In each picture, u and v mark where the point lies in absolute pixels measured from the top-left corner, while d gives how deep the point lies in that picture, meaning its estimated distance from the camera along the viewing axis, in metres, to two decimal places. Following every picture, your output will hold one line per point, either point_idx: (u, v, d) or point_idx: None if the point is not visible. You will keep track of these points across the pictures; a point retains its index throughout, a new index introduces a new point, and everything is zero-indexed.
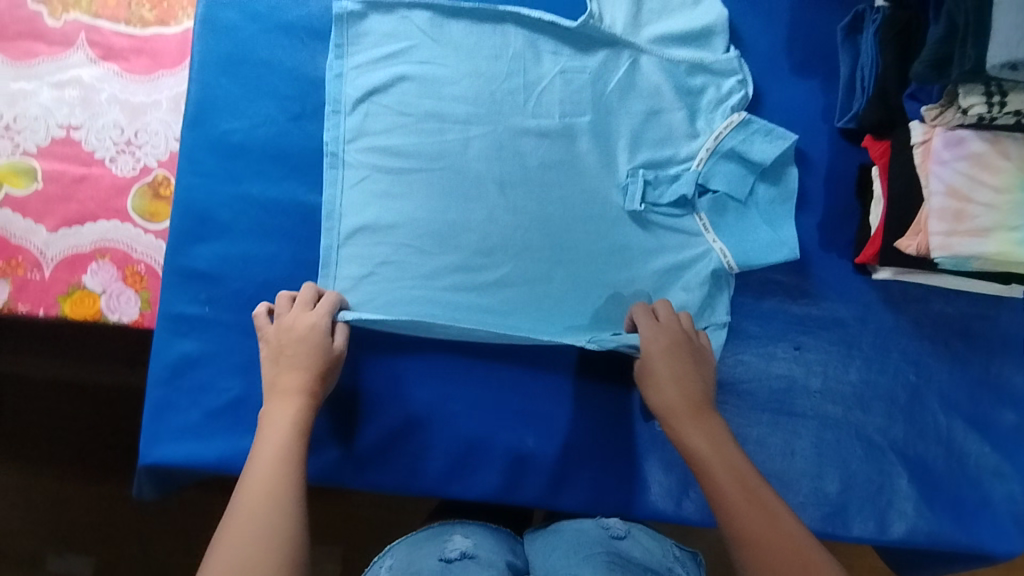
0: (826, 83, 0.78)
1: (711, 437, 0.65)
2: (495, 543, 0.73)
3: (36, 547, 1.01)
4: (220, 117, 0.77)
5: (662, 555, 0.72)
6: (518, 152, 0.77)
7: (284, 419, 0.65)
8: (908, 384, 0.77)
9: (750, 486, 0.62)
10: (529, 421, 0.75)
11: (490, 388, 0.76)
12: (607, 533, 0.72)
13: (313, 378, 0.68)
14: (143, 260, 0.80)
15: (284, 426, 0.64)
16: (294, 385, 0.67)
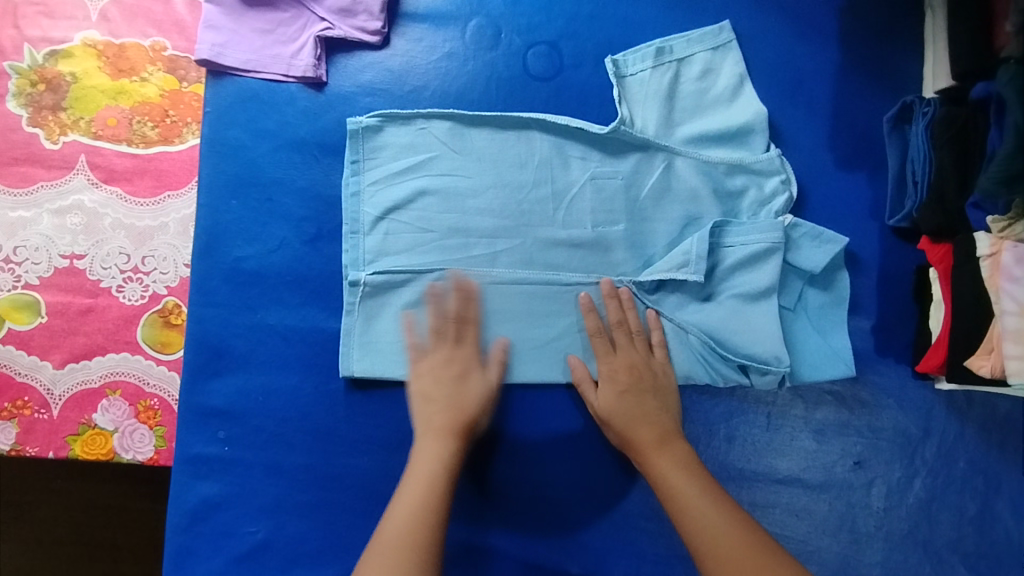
0: (873, 177, 0.74)
1: (642, 422, 0.65)
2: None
3: None
4: (232, 244, 0.72)
5: None
6: (549, 265, 0.71)
7: (427, 462, 0.62)
8: (976, 494, 0.71)
9: (692, 479, 0.62)
10: (606, 532, 0.68)
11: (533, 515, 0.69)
12: None
13: (455, 417, 0.65)
14: (155, 394, 0.75)
15: (426, 468, 0.62)
16: (443, 426, 0.64)
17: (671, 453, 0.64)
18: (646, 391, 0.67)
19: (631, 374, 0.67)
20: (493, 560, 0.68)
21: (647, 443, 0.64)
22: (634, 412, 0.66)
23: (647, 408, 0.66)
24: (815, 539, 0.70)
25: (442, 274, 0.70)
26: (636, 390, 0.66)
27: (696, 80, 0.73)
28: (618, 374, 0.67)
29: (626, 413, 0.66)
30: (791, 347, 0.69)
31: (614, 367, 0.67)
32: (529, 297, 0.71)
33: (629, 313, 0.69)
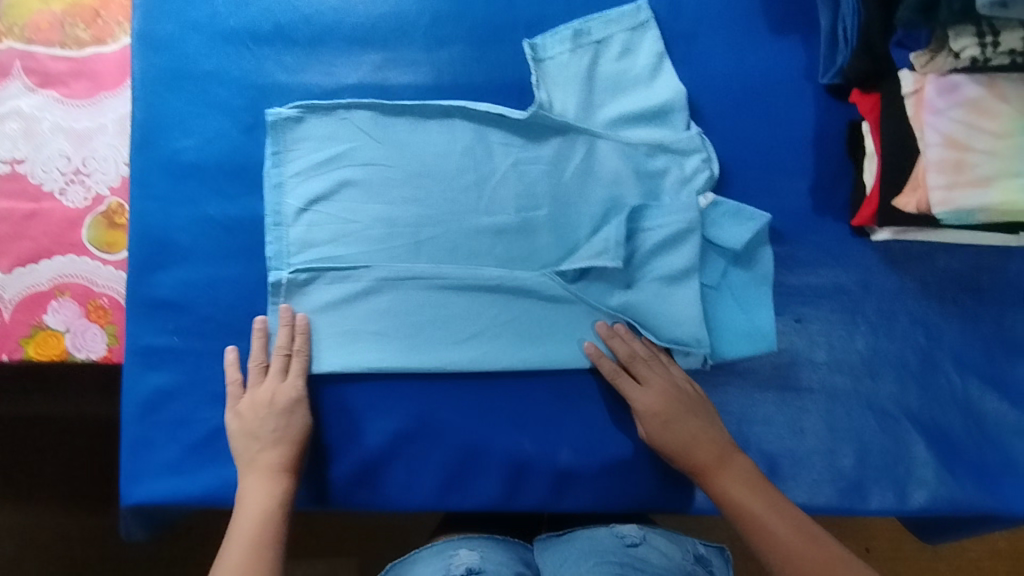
0: (807, 38, 0.74)
1: (698, 443, 0.66)
2: (506, 555, 0.76)
3: None
4: (170, 136, 0.72)
5: (681, 556, 0.75)
6: (473, 254, 0.72)
7: (265, 500, 0.65)
8: (918, 347, 0.72)
9: (748, 482, 0.65)
10: (551, 397, 0.73)
11: (474, 402, 0.73)
12: (622, 541, 0.75)
13: (293, 450, 0.67)
14: (105, 293, 0.76)
15: (257, 508, 0.65)
16: (274, 462, 0.66)
17: (733, 470, 0.66)
18: (689, 408, 0.67)
19: (666, 410, 0.67)
20: (441, 434, 0.73)
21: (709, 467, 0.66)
22: (680, 438, 0.66)
23: (696, 431, 0.66)
24: (756, 398, 0.72)
25: (365, 271, 0.72)
26: (673, 417, 0.66)
27: (615, 60, 0.72)
28: (657, 405, 0.67)
29: (677, 443, 0.66)
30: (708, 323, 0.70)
31: (651, 399, 0.67)
32: (466, 180, 0.72)
33: (635, 345, 0.69)
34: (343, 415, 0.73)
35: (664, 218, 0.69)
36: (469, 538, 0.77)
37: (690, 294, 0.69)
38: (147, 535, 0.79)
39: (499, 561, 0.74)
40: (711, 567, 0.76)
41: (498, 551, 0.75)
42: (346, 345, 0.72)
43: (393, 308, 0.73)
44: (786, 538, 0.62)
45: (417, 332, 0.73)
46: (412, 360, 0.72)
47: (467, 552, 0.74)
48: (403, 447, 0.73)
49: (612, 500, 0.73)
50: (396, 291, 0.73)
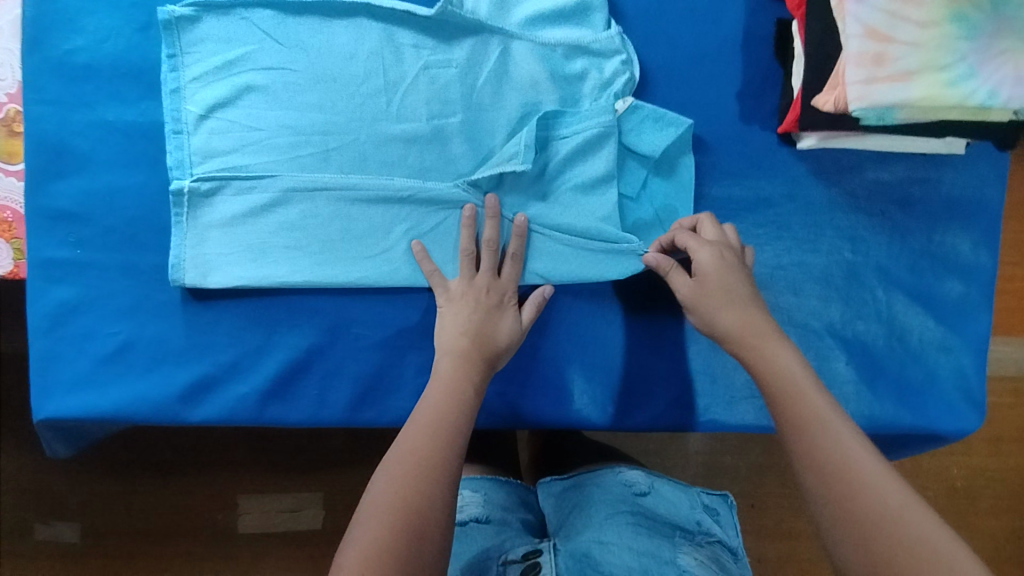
0: None
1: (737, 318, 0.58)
2: (509, 499, 0.77)
3: (21, 524, 1.03)
4: (61, 36, 0.69)
5: (690, 508, 0.73)
6: (384, 163, 0.67)
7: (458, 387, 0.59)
8: (843, 262, 0.70)
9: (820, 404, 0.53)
10: None
11: (379, 320, 0.71)
12: (630, 490, 0.73)
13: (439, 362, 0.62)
14: (7, 206, 0.73)
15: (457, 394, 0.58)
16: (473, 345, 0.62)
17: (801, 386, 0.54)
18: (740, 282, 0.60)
19: (713, 287, 0.59)
20: (350, 349, 0.71)
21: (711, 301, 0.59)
22: (731, 296, 0.59)
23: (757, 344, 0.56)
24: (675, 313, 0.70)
25: (273, 180, 0.67)
26: (719, 297, 0.59)
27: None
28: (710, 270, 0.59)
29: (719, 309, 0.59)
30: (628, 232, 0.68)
31: (703, 255, 0.59)
32: (374, 84, 0.67)
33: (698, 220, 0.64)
34: (251, 327, 0.71)
35: (573, 128, 0.66)
36: (474, 478, 0.79)
37: (611, 200, 0.67)
38: (69, 451, 0.78)
39: (502, 505, 0.75)
40: (718, 516, 0.74)
41: (502, 494, 0.77)
42: (255, 264, 0.68)
43: (302, 221, 0.68)
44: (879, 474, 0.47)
45: (330, 245, 0.68)
46: (323, 275, 0.68)
47: (470, 495, 0.75)
48: (314, 363, 0.70)
49: (528, 422, 0.70)
50: (304, 202, 0.68)
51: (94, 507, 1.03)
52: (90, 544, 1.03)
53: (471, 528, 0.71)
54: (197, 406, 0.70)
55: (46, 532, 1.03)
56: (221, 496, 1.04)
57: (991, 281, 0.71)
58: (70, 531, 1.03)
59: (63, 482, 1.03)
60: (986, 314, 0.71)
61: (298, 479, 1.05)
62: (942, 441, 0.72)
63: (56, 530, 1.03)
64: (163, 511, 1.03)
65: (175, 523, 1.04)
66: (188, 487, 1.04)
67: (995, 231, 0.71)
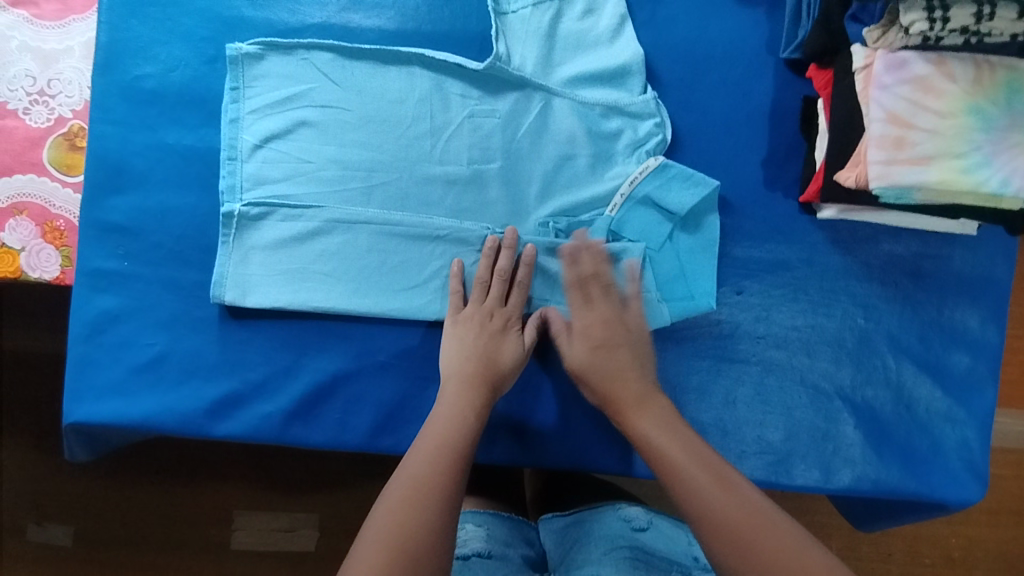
0: (770, 12, 0.73)
1: (622, 377, 0.64)
2: (508, 536, 0.78)
3: (19, 524, 1.04)
4: (131, 62, 0.73)
5: (684, 544, 0.75)
6: (424, 203, 0.71)
7: (467, 407, 0.63)
8: (856, 328, 0.73)
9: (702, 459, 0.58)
10: None
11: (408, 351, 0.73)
12: (629, 525, 0.75)
13: (466, 368, 0.65)
14: (61, 215, 0.77)
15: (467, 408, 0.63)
16: (469, 373, 0.65)
17: (652, 412, 0.62)
18: (616, 344, 0.66)
19: (600, 352, 0.66)
20: (373, 379, 0.73)
21: (627, 404, 0.63)
22: (607, 365, 0.65)
23: (621, 364, 0.65)
24: (692, 366, 0.72)
25: (318, 211, 0.70)
26: (634, 405, 0.63)
27: (576, 22, 0.72)
28: (593, 332, 0.67)
29: (606, 373, 0.64)
30: (660, 278, 0.70)
31: (591, 321, 0.67)
32: (423, 129, 0.71)
33: (603, 265, 0.68)
34: (284, 347, 0.73)
35: (587, 194, 0.71)
36: (477, 511, 0.81)
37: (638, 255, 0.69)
38: (89, 457, 0.80)
39: (502, 542, 0.76)
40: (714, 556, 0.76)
41: (503, 531, 0.78)
42: (292, 288, 0.70)
43: (342, 250, 0.70)
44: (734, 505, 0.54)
45: (363, 278, 0.70)
46: (354, 305, 0.70)
47: (473, 530, 0.77)
48: (342, 385, 0.73)
49: (546, 461, 0.72)
50: (346, 233, 0.70)
51: (91, 512, 1.04)
52: (86, 548, 1.04)
53: (474, 563, 0.71)
54: (221, 421, 0.72)
55: (38, 535, 1.04)
56: (219, 512, 1.05)
57: (998, 356, 0.74)
58: (64, 535, 1.04)
59: (66, 483, 1.05)
60: (992, 389, 0.74)
61: (300, 499, 1.06)
62: (945, 510, 0.73)
63: (49, 533, 1.04)
64: (159, 520, 1.05)
65: (173, 533, 1.04)
66: (187, 501, 1.05)
67: (1002, 309, 0.74)
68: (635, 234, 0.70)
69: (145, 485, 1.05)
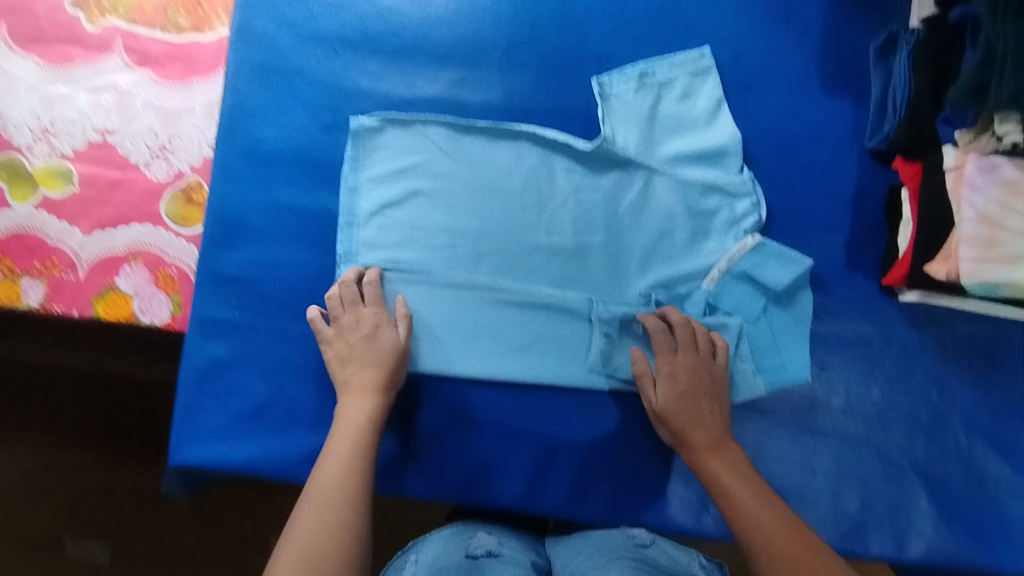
0: (856, 103, 0.78)
1: (695, 427, 0.68)
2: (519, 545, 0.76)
3: (54, 537, 1.07)
4: (254, 126, 0.78)
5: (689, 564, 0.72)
6: (529, 270, 0.77)
7: (359, 414, 0.69)
8: (930, 404, 0.76)
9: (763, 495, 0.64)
10: (578, 407, 0.76)
11: (502, 411, 0.76)
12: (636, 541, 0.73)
13: (381, 372, 0.70)
14: (174, 264, 0.81)
15: (360, 418, 0.68)
16: (366, 381, 0.70)
17: (725, 454, 0.67)
18: (703, 393, 0.70)
19: (685, 398, 0.69)
20: (462, 438, 0.75)
21: (700, 447, 0.68)
22: (693, 411, 0.69)
23: (705, 409, 0.69)
24: (773, 435, 0.75)
25: (427, 276, 0.76)
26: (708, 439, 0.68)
27: (675, 104, 0.77)
28: (679, 376, 0.70)
29: (692, 411, 0.69)
30: (753, 350, 0.75)
31: (676, 367, 0.71)
32: (530, 201, 0.77)
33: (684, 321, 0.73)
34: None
35: (686, 268, 0.76)
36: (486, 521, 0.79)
37: (734, 329, 0.74)
38: (181, 495, 0.83)
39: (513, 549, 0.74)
40: None
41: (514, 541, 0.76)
42: None
43: (448, 313, 0.76)
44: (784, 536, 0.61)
45: (468, 341, 0.76)
46: (460, 366, 0.75)
47: (484, 536, 0.75)
48: (433, 440, 0.75)
49: (628, 521, 0.75)
50: (453, 296, 0.76)
51: (127, 531, 1.06)
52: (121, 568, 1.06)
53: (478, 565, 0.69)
54: None
55: (75, 550, 1.06)
56: (259, 539, 1.06)
57: None
58: (100, 553, 1.06)
59: (104, 501, 1.06)
60: None
61: None
62: None
63: (85, 549, 1.06)
64: (190, 543, 1.06)
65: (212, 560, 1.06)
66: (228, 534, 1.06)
67: None
68: (730, 308, 0.76)
69: (188, 508, 1.07)
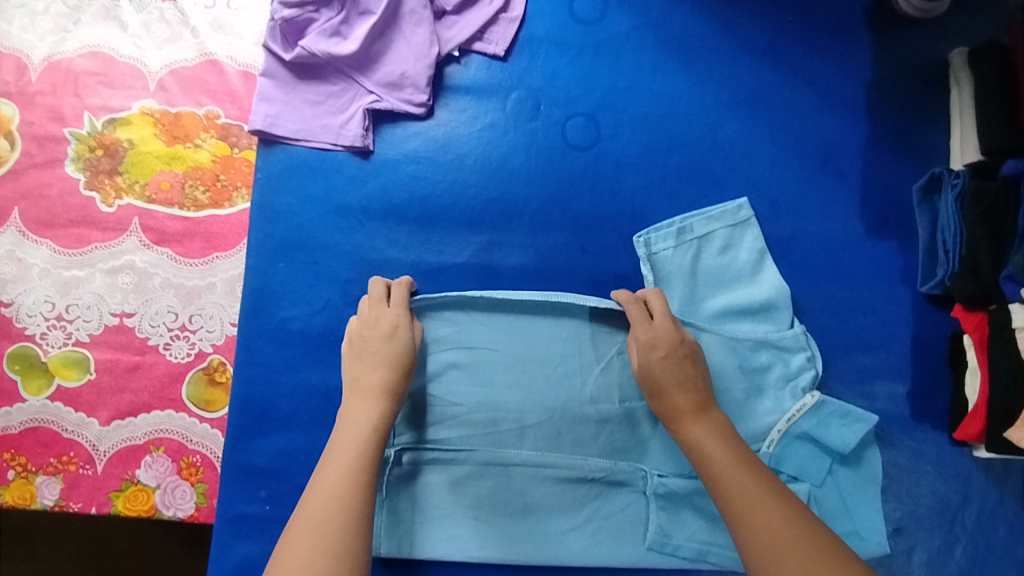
0: (904, 245, 0.75)
1: (680, 389, 0.66)
2: None
3: None
4: (280, 305, 0.75)
5: None
6: (576, 442, 0.72)
7: (363, 421, 0.63)
8: (1019, 563, 0.69)
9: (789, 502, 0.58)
10: None
11: None
12: None
13: (392, 377, 0.66)
14: (198, 450, 0.76)
15: (361, 428, 0.63)
16: (379, 387, 0.66)
17: (744, 455, 0.61)
18: (683, 357, 0.67)
19: (665, 362, 0.67)
20: None
21: (684, 412, 0.65)
22: (671, 375, 0.66)
23: (689, 376, 0.66)
24: None
25: (468, 456, 0.70)
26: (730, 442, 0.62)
27: (715, 257, 0.74)
28: (657, 342, 0.68)
29: (669, 383, 0.66)
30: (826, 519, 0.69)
31: (657, 334, 0.68)
32: (578, 370, 0.73)
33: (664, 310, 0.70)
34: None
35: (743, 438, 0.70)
36: None
37: (802, 496, 0.69)
38: None
39: None
40: None
41: None
42: (442, 539, 0.69)
43: (492, 495, 0.70)
44: (803, 545, 0.54)
45: (516, 524, 0.70)
46: (510, 553, 0.69)
47: None
48: None
49: None
50: (498, 475, 0.70)
51: None
52: None
53: None
54: None
55: None
56: None
57: None
58: None
59: None
60: None
61: None
62: None
63: None
64: None
65: None
66: None
67: None
68: (794, 473, 0.70)
69: None
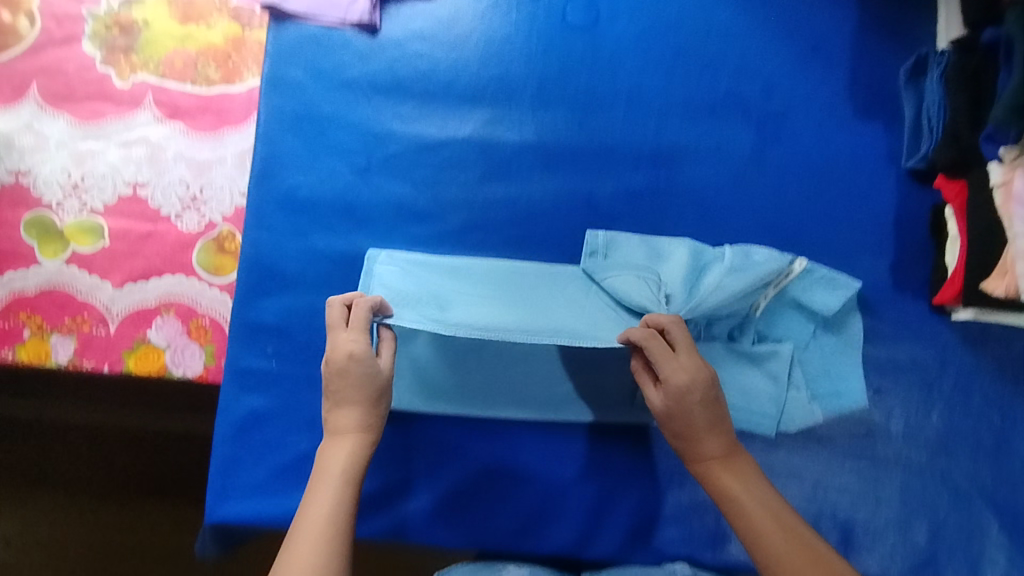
0: (890, 126, 0.78)
1: (709, 434, 0.61)
2: None
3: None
4: (289, 172, 0.77)
5: None
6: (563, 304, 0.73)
7: (343, 459, 0.62)
8: (993, 428, 0.72)
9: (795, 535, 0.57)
10: (628, 448, 0.73)
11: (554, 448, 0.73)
12: None
13: (367, 406, 0.63)
14: (208, 314, 0.79)
15: (342, 462, 0.61)
16: (355, 422, 0.63)
17: (756, 485, 0.60)
18: (713, 400, 0.62)
19: (695, 405, 0.61)
20: (514, 481, 0.72)
21: (714, 458, 0.61)
22: (700, 421, 0.61)
23: (717, 418, 0.61)
24: (835, 466, 0.71)
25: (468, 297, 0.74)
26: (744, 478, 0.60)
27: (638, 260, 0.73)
28: (686, 391, 0.61)
29: (693, 428, 0.61)
30: (809, 378, 0.73)
31: (685, 377, 0.61)
32: (576, 233, 0.76)
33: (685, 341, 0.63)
34: (424, 447, 0.73)
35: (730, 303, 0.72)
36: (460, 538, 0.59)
37: (785, 355, 0.72)
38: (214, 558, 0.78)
39: None
40: None
41: None
42: (443, 387, 0.73)
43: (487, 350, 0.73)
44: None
45: (511, 377, 0.73)
46: (506, 404, 0.73)
47: None
48: (482, 484, 0.72)
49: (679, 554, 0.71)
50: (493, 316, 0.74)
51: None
52: None
53: None
54: (366, 519, 0.71)
55: None
56: None
57: None
58: None
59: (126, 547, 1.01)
60: None
61: None
62: None
63: None
64: None
65: None
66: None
67: None
68: (779, 335, 0.74)
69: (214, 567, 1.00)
